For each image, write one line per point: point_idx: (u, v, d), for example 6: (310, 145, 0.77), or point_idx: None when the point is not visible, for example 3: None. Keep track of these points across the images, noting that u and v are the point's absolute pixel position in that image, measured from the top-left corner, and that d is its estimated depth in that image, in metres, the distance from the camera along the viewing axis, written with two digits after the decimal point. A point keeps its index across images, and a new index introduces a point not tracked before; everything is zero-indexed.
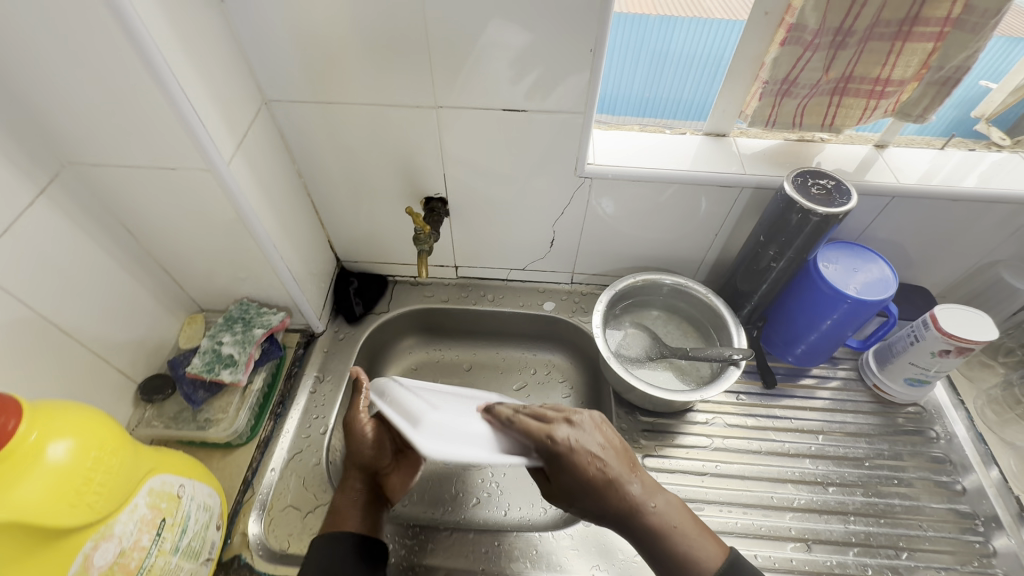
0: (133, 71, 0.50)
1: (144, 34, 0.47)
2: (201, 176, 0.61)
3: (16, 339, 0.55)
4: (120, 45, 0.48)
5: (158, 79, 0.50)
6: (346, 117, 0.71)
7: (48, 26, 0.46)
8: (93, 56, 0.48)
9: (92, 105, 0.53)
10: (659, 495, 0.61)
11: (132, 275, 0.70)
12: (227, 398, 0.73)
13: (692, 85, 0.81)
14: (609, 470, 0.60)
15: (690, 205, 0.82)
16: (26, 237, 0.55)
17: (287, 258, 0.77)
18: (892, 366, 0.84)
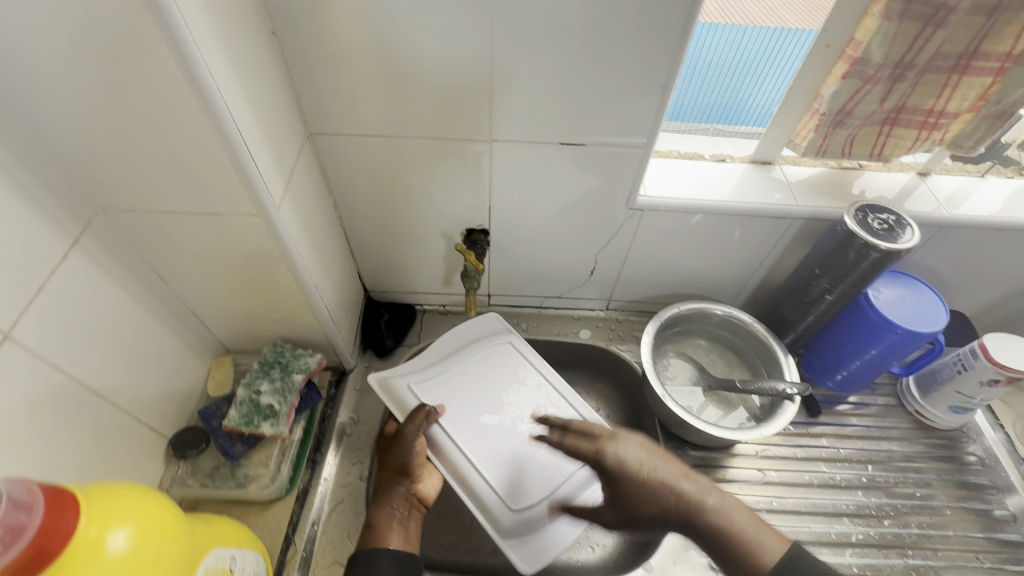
0: (192, 117, 0.45)
1: (208, 79, 0.43)
2: (250, 222, 0.56)
3: (52, 408, 0.50)
4: (181, 91, 0.43)
5: (218, 124, 0.46)
6: (393, 149, 0.68)
7: (101, 70, 0.41)
8: (148, 100, 0.44)
9: (139, 152, 0.48)
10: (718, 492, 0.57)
11: (161, 321, 0.65)
12: (267, 451, 0.68)
13: (729, 95, 0.77)
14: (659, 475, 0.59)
15: (724, 235, 0.81)
16: (62, 296, 0.50)
17: (325, 295, 0.73)
18: (936, 394, 0.85)
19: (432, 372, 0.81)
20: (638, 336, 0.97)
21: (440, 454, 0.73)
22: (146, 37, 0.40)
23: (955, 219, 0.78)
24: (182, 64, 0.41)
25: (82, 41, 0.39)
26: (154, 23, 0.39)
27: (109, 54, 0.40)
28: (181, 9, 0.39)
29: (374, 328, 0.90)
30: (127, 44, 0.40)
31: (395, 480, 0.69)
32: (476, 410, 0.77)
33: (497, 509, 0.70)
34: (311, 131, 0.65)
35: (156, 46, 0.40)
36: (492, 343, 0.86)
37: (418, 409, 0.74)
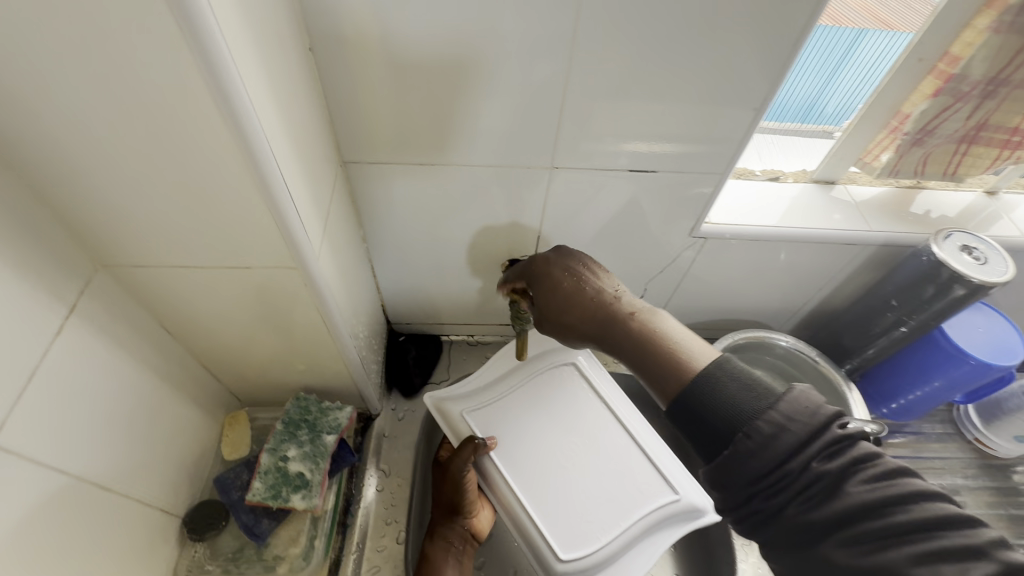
0: (230, 168, 0.38)
1: (254, 126, 0.36)
2: (286, 275, 0.49)
3: (62, 512, 0.42)
4: (221, 140, 0.36)
5: (262, 176, 0.38)
6: (437, 176, 0.61)
7: (122, 120, 0.34)
8: (179, 151, 0.36)
9: (161, 207, 0.40)
10: (650, 309, 0.51)
11: (174, 382, 0.57)
12: (296, 526, 0.63)
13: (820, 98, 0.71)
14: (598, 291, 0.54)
15: (768, 260, 0.75)
16: (70, 378, 0.42)
17: (358, 342, 0.65)
18: (1002, 423, 0.82)
19: (489, 395, 0.76)
20: None
21: (493, 490, 0.69)
22: (182, 81, 0.32)
23: None
24: (225, 111, 0.34)
25: (101, 89, 0.32)
26: (193, 64, 0.31)
27: (135, 102, 0.33)
28: (227, 45, 0.32)
29: (400, 366, 0.82)
30: (158, 90, 0.32)
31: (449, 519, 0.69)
32: (529, 441, 0.72)
33: (543, 549, 0.66)
34: (344, 159, 0.59)
35: (194, 91, 0.33)
36: (559, 362, 0.78)
37: (468, 441, 0.69)
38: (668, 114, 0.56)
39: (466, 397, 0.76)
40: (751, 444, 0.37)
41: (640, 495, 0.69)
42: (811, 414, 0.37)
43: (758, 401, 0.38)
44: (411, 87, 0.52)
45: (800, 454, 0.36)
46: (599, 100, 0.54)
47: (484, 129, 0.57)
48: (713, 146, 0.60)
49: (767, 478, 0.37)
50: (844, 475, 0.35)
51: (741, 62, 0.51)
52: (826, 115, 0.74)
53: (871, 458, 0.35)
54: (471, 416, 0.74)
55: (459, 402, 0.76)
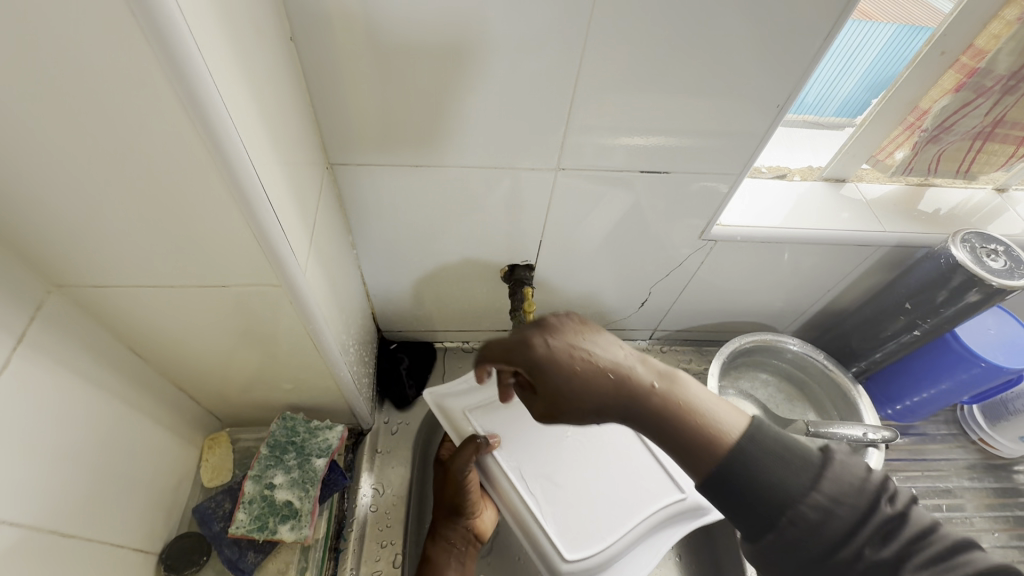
0: (201, 178, 0.33)
1: (231, 132, 0.31)
2: (268, 293, 0.44)
3: (14, 568, 0.37)
4: (192, 148, 0.31)
5: (239, 189, 0.34)
6: (431, 178, 0.57)
7: (74, 128, 0.29)
8: (141, 162, 0.32)
9: (121, 222, 0.36)
10: (667, 371, 0.44)
11: (144, 408, 0.52)
12: (284, 559, 0.60)
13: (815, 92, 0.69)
14: (603, 365, 0.44)
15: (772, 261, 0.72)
16: (17, 417, 0.37)
17: (349, 359, 0.61)
18: (1007, 423, 0.81)
19: (492, 390, 0.72)
20: (685, 368, 0.89)
21: (496, 489, 0.65)
22: (144, 82, 0.28)
23: None
24: (196, 116, 0.30)
25: (46, 91, 0.27)
26: (155, 60, 0.27)
27: (88, 106, 0.29)
28: (197, 39, 0.28)
29: (393, 377, 0.78)
30: (117, 93, 0.28)
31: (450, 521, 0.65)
32: (532, 436, 0.69)
33: (545, 549, 0.62)
34: (331, 162, 0.54)
35: (158, 94, 0.28)
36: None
37: (469, 440, 0.66)
38: (681, 113, 0.52)
39: (468, 395, 0.72)
40: (800, 533, 0.36)
41: (644, 494, 0.66)
42: (858, 493, 0.36)
43: (802, 481, 0.37)
44: (407, 83, 0.48)
45: (851, 540, 0.35)
46: (611, 98, 0.50)
47: (485, 129, 0.52)
48: (725, 146, 0.56)
49: (822, 564, 0.36)
50: (900, 562, 0.34)
51: (765, 58, 0.48)
52: (806, 107, 0.72)
53: (924, 535, 0.35)
54: (473, 415, 0.70)
55: (460, 399, 0.71)
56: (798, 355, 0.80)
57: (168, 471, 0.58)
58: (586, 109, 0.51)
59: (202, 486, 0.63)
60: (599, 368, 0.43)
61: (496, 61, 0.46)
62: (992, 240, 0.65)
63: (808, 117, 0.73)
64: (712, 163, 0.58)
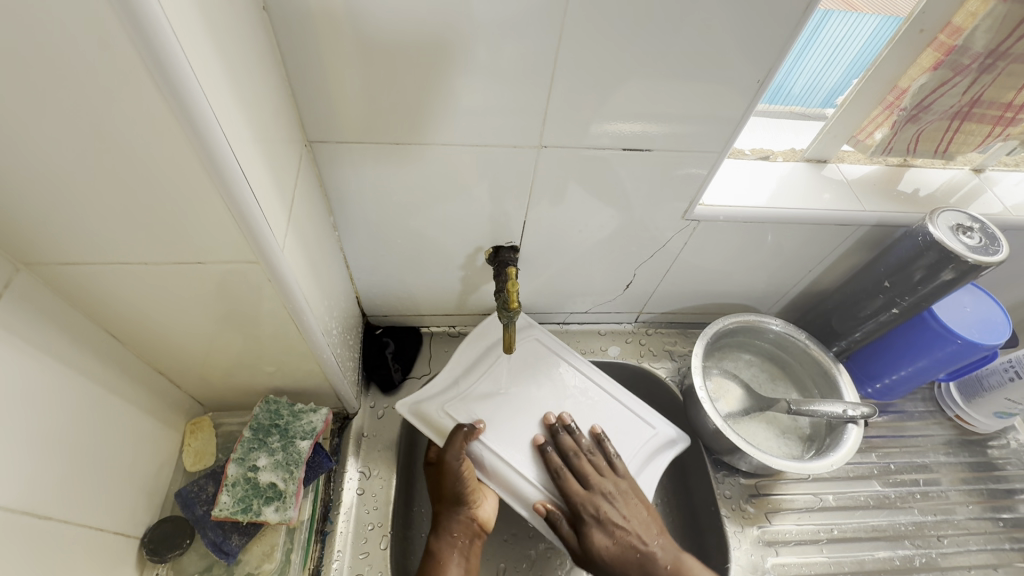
0: (172, 152, 0.33)
1: (201, 101, 0.31)
2: (244, 271, 0.44)
3: None
4: (159, 118, 0.31)
5: (212, 161, 0.33)
6: (413, 159, 0.56)
7: (33, 95, 0.28)
8: (106, 132, 0.31)
9: (87, 196, 0.35)
10: (683, 559, 0.63)
11: (121, 392, 0.51)
12: (269, 541, 0.60)
13: (802, 83, 0.71)
14: (634, 539, 0.63)
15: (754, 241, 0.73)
16: None
17: (333, 342, 0.61)
18: (981, 399, 0.82)
19: (464, 386, 0.72)
20: (669, 350, 0.90)
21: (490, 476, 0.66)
22: (106, 45, 0.27)
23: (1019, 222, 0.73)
24: (163, 85, 0.29)
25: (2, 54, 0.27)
26: (116, 20, 0.26)
27: (48, 71, 0.28)
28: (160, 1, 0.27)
29: (378, 361, 0.77)
30: (78, 57, 0.27)
31: (452, 510, 0.64)
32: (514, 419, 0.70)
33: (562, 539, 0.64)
34: (309, 139, 0.53)
35: (121, 57, 0.28)
36: (527, 341, 0.77)
37: (455, 431, 0.65)
38: (664, 91, 0.52)
39: (444, 392, 0.71)
40: None
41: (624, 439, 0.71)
42: None
43: None
44: (386, 60, 0.47)
45: None
46: (592, 75, 0.50)
47: (465, 108, 0.52)
48: (705, 127, 0.56)
49: None
50: None
51: (752, 32, 0.47)
52: (794, 97, 0.73)
53: None
54: (453, 408, 0.69)
55: (437, 399, 0.70)
56: (779, 335, 0.81)
57: (148, 456, 0.57)
58: (566, 89, 0.51)
59: (185, 470, 0.62)
60: (629, 543, 0.63)
61: (476, 38, 0.46)
62: (968, 219, 0.66)
63: (799, 108, 0.75)
64: (693, 144, 0.58)
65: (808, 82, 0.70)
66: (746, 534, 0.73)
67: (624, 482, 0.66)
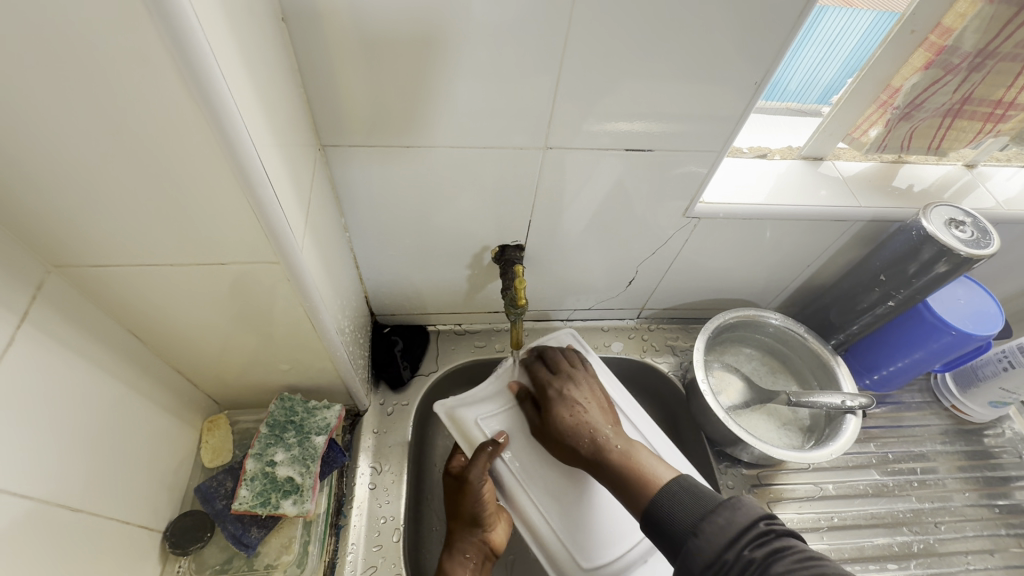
0: (201, 156, 0.34)
1: (230, 108, 0.32)
2: (264, 271, 0.45)
3: (23, 540, 0.39)
4: (193, 129, 0.33)
5: (239, 167, 0.35)
6: (421, 162, 0.58)
7: (76, 106, 0.30)
8: (141, 141, 0.33)
9: (121, 200, 0.37)
10: (637, 447, 0.60)
11: (142, 390, 0.53)
12: (287, 533, 0.62)
13: (799, 79, 0.72)
14: (590, 419, 0.64)
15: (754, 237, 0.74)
16: (17, 396, 0.39)
17: (346, 341, 0.62)
18: (976, 389, 0.84)
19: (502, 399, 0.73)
20: (671, 345, 0.91)
21: (506, 493, 0.67)
22: (144, 55, 0.29)
23: (1011, 216, 0.75)
24: (198, 97, 0.31)
25: (47, 64, 0.28)
26: (155, 32, 0.28)
27: (88, 80, 0.29)
28: (200, 20, 0.29)
29: (387, 359, 0.79)
30: (119, 67, 0.29)
31: (466, 532, 0.66)
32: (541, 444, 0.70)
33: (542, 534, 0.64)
34: (323, 144, 0.55)
35: (158, 69, 0.29)
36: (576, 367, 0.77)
37: (480, 448, 0.67)
38: (665, 93, 0.54)
39: (478, 403, 0.73)
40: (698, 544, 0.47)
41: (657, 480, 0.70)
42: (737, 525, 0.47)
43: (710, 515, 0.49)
44: (398, 66, 0.49)
45: (733, 546, 0.46)
46: (596, 78, 0.52)
47: (473, 111, 0.54)
48: (705, 127, 0.58)
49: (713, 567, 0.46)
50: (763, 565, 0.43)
51: (750, 34, 0.49)
52: (790, 94, 0.75)
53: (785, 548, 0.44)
54: (486, 423, 0.71)
55: (471, 409, 0.72)
56: (779, 330, 0.83)
57: (168, 452, 0.59)
58: (570, 91, 0.53)
59: (203, 465, 0.64)
60: (585, 419, 0.64)
61: (483, 42, 0.48)
62: (961, 213, 0.68)
63: (796, 103, 0.76)
64: (691, 145, 0.60)
65: (806, 78, 0.71)
66: None
67: (595, 383, 0.71)
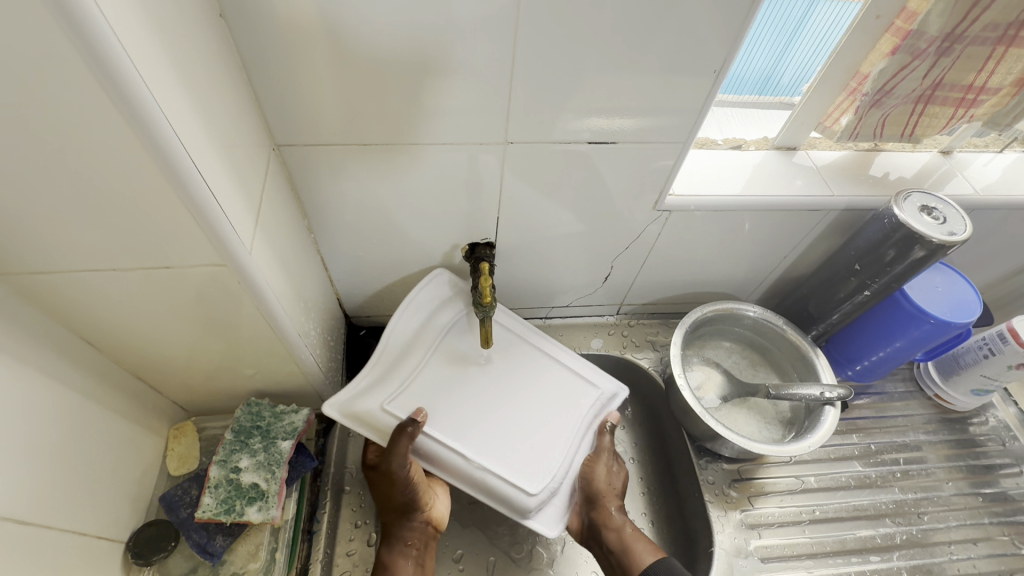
0: (127, 157, 0.33)
1: (151, 107, 0.31)
2: (215, 275, 0.44)
3: None
4: (116, 130, 0.32)
5: (168, 166, 0.34)
6: (380, 162, 0.57)
7: None
8: (61, 141, 0.32)
9: (49, 205, 0.35)
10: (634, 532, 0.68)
11: (95, 400, 0.52)
12: (254, 540, 0.61)
13: (793, 73, 0.70)
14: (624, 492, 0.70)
15: (731, 229, 0.74)
16: None
17: (310, 342, 0.61)
18: (958, 377, 0.83)
19: (400, 385, 0.67)
20: (651, 340, 0.91)
21: (437, 462, 0.64)
22: (52, 55, 0.28)
23: (988, 202, 0.74)
24: (113, 95, 0.30)
25: None
26: (59, 27, 0.27)
27: None
28: (106, 15, 0.28)
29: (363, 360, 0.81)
30: (25, 66, 0.28)
31: (403, 519, 0.63)
32: (455, 399, 0.67)
33: (495, 488, 0.63)
34: (278, 144, 0.54)
35: (69, 67, 0.28)
36: (452, 320, 0.73)
37: (398, 432, 0.60)
38: (625, 83, 0.53)
39: (378, 394, 0.66)
40: None
41: (567, 399, 0.71)
42: None
43: None
44: (345, 63, 0.48)
45: None
46: (553, 72, 0.51)
47: (427, 107, 0.52)
48: (669, 118, 0.57)
49: None
50: None
51: (706, 22, 0.48)
52: (781, 87, 0.73)
53: None
54: (392, 407, 0.64)
55: (372, 399, 0.65)
56: (756, 320, 0.83)
57: (130, 461, 0.58)
58: (527, 86, 0.52)
59: (169, 474, 0.63)
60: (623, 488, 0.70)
61: (431, 37, 0.46)
62: (935, 199, 0.67)
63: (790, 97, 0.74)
64: (656, 138, 0.59)
65: (801, 71, 0.69)
66: (729, 518, 0.74)
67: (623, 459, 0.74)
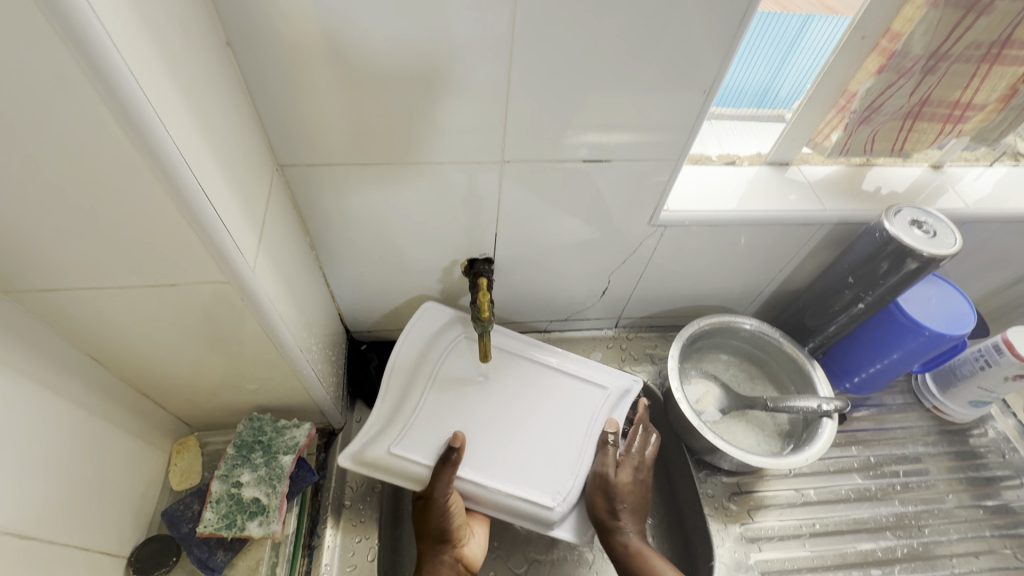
0: (136, 179, 0.35)
1: (159, 130, 0.33)
2: (218, 291, 0.46)
3: None
4: (126, 154, 0.33)
5: (174, 187, 0.35)
6: (381, 180, 0.59)
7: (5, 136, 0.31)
8: (74, 165, 0.33)
9: (60, 225, 0.37)
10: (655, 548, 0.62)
11: (100, 415, 0.53)
12: (255, 555, 0.62)
13: (789, 87, 0.72)
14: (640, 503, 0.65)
15: (727, 243, 0.75)
16: None
17: (313, 358, 0.62)
18: (956, 389, 0.83)
19: (408, 410, 0.69)
20: (651, 353, 0.91)
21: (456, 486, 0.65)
22: (67, 83, 0.29)
23: (979, 216, 0.75)
24: (124, 121, 0.31)
25: None
26: (72, 58, 0.28)
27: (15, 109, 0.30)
28: (118, 46, 0.29)
29: (362, 377, 0.79)
30: (42, 94, 0.30)
31: (436, 551, 0.62)
32: (465, 424, 0.68)
33: (520, 509, 0.64)
34: (281, 164, 0.56)
35: (82, 93, 0.30)
36: (455, 340, 0.75)
37: (443, 460, 0.63)
38: (617, 103, 0.54)
39: (385, 434, 0.67)
40: None
41: (576, 406, 0.72)
42: None
43: None
44: (345, 86, 0.49)
45: None
46: (547, 94, 0.53)
47: (425, 128, 0.54)
48: (660, 136, 0.59)
49: None
50: None
51: (693, 45, 0.50)
52: (779, 100, 0.75)
53: None
54: (400, 446, 0.65)
55: (379, 443, 0.66)
56: (753, 332, 0.83)
57: (133, 476, 0.59)
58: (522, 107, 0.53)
59: (171, 489, 0.64)
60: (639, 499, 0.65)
61: (427, 61, 0.48)
62: (925, 214, 0.68)
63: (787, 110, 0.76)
64: (649, 155, 0.61)
65: (798, 85, 0.72)
66: (729, 532, 0.74)
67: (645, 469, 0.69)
